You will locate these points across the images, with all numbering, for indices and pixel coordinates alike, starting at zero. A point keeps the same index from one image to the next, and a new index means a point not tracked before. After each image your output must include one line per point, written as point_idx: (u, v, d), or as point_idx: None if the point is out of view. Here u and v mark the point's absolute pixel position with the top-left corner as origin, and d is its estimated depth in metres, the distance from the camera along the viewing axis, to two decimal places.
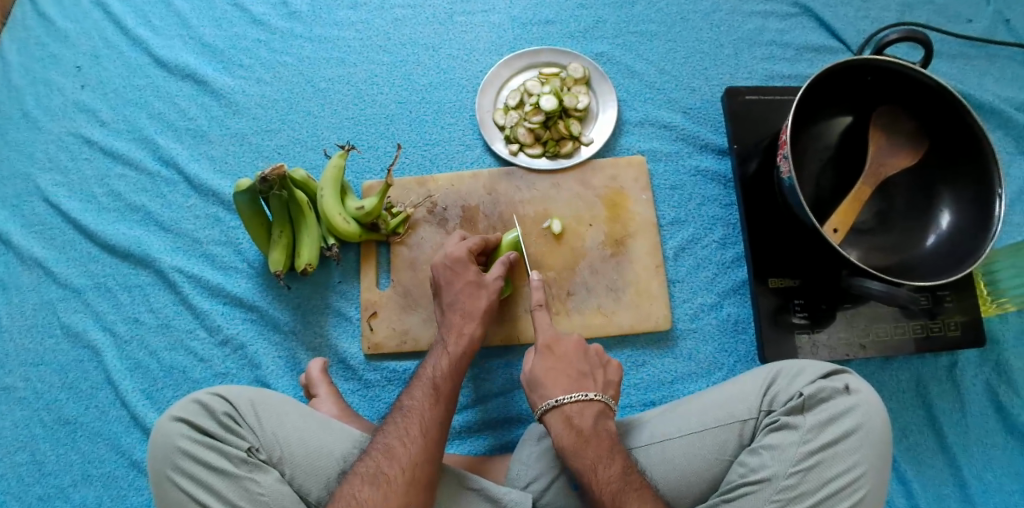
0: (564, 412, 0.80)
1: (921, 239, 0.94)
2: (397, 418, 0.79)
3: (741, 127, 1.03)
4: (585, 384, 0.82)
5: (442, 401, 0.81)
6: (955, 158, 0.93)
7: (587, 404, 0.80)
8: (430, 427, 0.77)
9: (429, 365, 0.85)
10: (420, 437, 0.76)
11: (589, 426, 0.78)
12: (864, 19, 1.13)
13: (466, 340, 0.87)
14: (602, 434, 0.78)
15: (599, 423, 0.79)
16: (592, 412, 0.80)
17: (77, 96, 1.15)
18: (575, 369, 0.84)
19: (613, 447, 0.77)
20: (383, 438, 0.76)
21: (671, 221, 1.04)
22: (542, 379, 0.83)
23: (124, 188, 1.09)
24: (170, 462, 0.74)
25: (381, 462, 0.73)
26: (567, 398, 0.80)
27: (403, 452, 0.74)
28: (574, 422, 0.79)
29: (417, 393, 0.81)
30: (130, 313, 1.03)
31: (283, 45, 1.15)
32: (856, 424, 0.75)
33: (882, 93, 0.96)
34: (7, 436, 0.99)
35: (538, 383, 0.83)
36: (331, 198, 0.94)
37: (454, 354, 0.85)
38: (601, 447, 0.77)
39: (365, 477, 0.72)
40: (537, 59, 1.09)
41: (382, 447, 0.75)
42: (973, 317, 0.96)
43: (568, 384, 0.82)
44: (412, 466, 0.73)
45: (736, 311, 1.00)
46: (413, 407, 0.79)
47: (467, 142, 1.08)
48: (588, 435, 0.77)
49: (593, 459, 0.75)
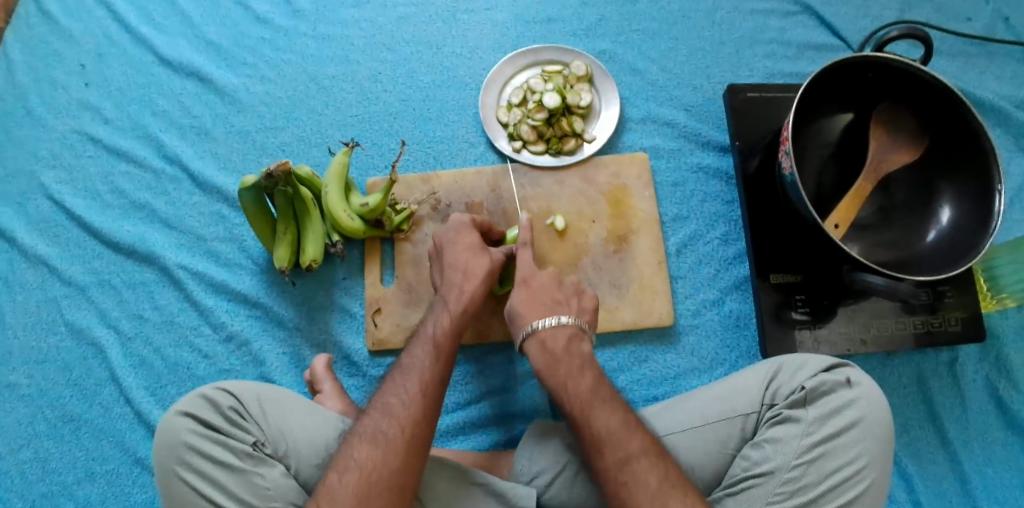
0: (540, 338, 0.79)
1: (921, 235, 0.95)
2: (396, 377, 0.76)
3: (743, 124, 1.04)
4: (561, 308, 0.81)
5: (443, 360, 0.78)
6: (955, 155, 0.94)
7: (561, 328, 0.80)
8: (428, 385, 0.75)
9: (429, 324, 0.82)
10: (418, 396, 0.74)
11: (562, 347, 0.78)
12: (864, 18, 1.14)
13: (468, 297, 0.84)
14: (575, 356, 0.78)
15: (573, 343, 0.79)
16: (565, 336, 0.79)
17: (81, 94, 1.15)
18: (550, 296, 0.83)
19: (583, 366, 0.77)
20: (383, 400, 0.74)
21: (674, 218, 1.04)
22: (519, 308, 0.82)
23: (129, 186, 1.10)
24: (175, 456, 0.74)
25: (380, 422, 0.71)
26: (542, 323, 0.79)
27: (402, 411, 0.72)
28: (548, 346, 0.79)
29: (418, 352, 0.78)
30: (135, 310, 1.03)
31: (287, 44, 1.15)
32: (858, 416, 0.75)
33: (883, 90, 0.96)
34: (11, 433, 0.99)
35: (515, 314, 0.82)
36: (335, 195, 0.94)
37: (456, 313, 0.82)
38: (572, 364, 0.77)
39: (364, 438, 0.70)
40: (540, 57, 1.10)
41: (382, 407, 0.73)
42: (973, 313, 0.96)
43: (544, 310, 0.81)
44: (414, 427, 0.71)
45: (738, 306, 1.00)
46: (413, 365, 0.77)
47: (470, 140, 1.09)
48: (561, 356, 0.78)
49: (564, 376, 0.76)
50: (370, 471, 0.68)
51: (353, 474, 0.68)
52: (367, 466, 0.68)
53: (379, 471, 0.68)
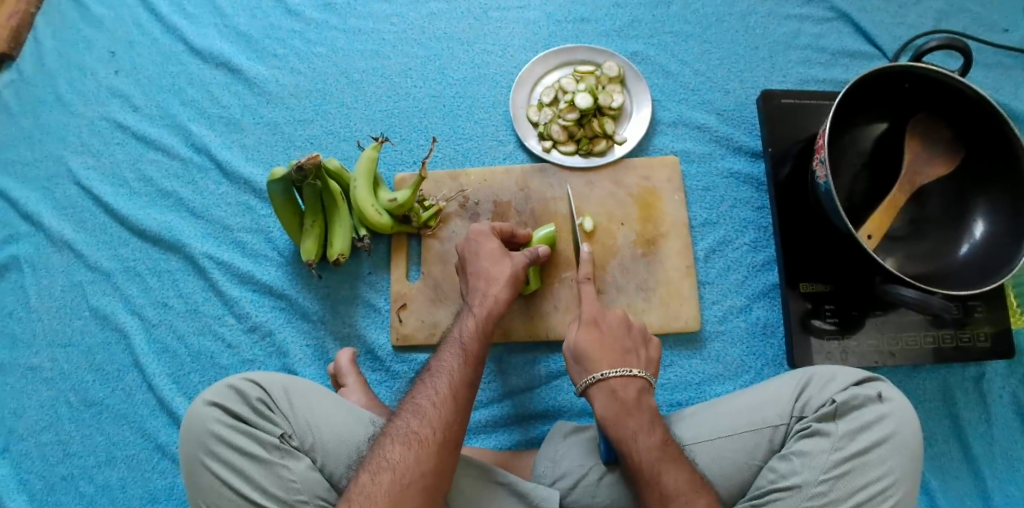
0: (609, 386, 0.77)
1: (954, 248, 0.93)
2: (427, 379, 0.76)
3: (776, 131, 1.03)
4: (630, 360, 0.80)
5: (473, 363, 0.77)
6: (991, 168, 0.92)
7: (631, 379, 0.78)
8: (460, 385, 0.75)
9: (457, 329, 0.82)
10: (450, 396, 0.73)
11: (633, 397, 0.77)
12: (900, 26, 1.13)
13: (493, 301, 0.84)
14: (646, 409, 0.77)
15: (643, 396, 0.78)
16: (636, 387, 0.78)
17: (111, 81, 1.16)
18: (619, 343, 0.82)
19: (654, 421, 0.76)
20: (414, 399, 0.74)
21: (703, 223, 1.04)
22: (588, 352, 0.80)
23: (156, 174, 1.10)
24: (202, 446, 0.73)
25: (412, 422, 0.71)
26: (612, 372, 0.78)
27: (434, 411, 0.72)
28: (619, 394, 0.77)
29: (446, 355, 0.78)
30: (159, 298, 1.03)
31: (318, 36, 1.15)
32: (889, 432, 0.74)
33: (919, 100, 0.95)
34: (33, 415, 1.00)
35: (582, 356, 0.81)
36: (364, 189, 0.94)
37: (481, 317, 0.82)
38: (643, 419, 0.75)
39: (398, 439, 0.70)
40: (573, 57, 1.09)
41: (414, 408, 0.73)
42: (1002, 328, 0.95)
43: (614, 358, 0.80)
44: (446, 426, 0.71)
45: (765, 314, 0.99)
46: (443, 368, 0.77)
47: (500, 138, 1.08)
48: (632, 407, 0.76)
49: (635, 430, 0.74)
50: (404, 474, 0.68)
51: (386, 475, 0.68)
52: (401, 468, 0.68)
53: (412, 472, 0.68)
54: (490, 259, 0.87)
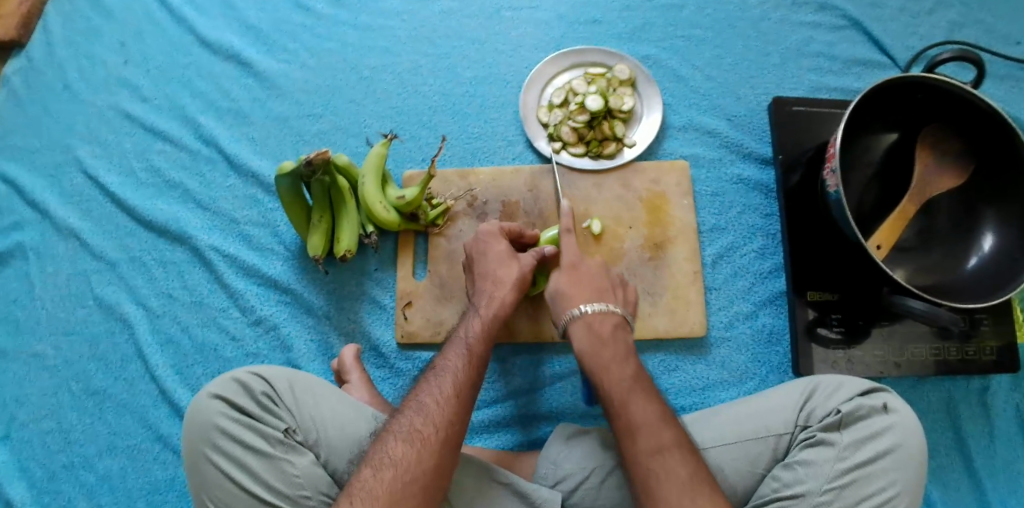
0: (586, 320, 0.80)
1: (962, 261, 0.93)
2: (431, 377, 0.76)
3: (787, 138, 1.02)
4: (607, 297, 0.83)
5: (477, 363, 0.77)
6: (1002, 182, 0.91)
7: (608, 314, 0.81)
8: (463, 386, 0.74)
9: (463, 328, 0.82)
10: (453, 397, 0.73)
11: (608, 332, 0.79)
12: (912, 36, 1.13)
13: (499, 303, 0.83)
14: (621, 343, 0.79)
15: (618, 332, 0.80)
16: (612, 322, 0.80)
17: (120, 70, 1.15)
18: (597, 283, 0.84)
19: (628, 356, 0.78)
20: (417, 397, 0.74)
21: (711, 228, 1.03)
22: (566, 290, 0.83)
23: (163, 164, 1.10)
24: (205, 438, 0.73)
25: (415, 420, 0.71)
26: (590, 307, 0.81)
27: (437, 410, 0.72)
28: (595, 328, 0.79)
29: (451, 354, 0.78)
30: (164, 289, 1.03)
31: (329, 31, 1.15)
32: (894, 443, 0.73)
33: (932, 111, 0.94)
34: (35, 403, 1.00)
35: (562, 296, 0.83)
36: (372, 185, 0.94)
37: (487, 318, 0.82)
38: (617, 351, 0.78)
39: (402, 436, 0.70)
40: (584, 58, 1.09)
41: (417, 405, 0.73)
42: (1009, 342, 0.94)
43: (592, 295, 0.82)
44: (448, 424, 0.71)
45: (771, 321, 0.99)
46: (447, 366, 0.76)
47: (509, 138, 1.08)
48: (607, 340, 0.79)
49: (608, 360, 0.77)
50: (405, 471, 0.67)
51: (388, 471, 0.67)
52: (403, 464, 0.68)
53: (414, 469, 0.68)
54: (497, 261, 0.87)
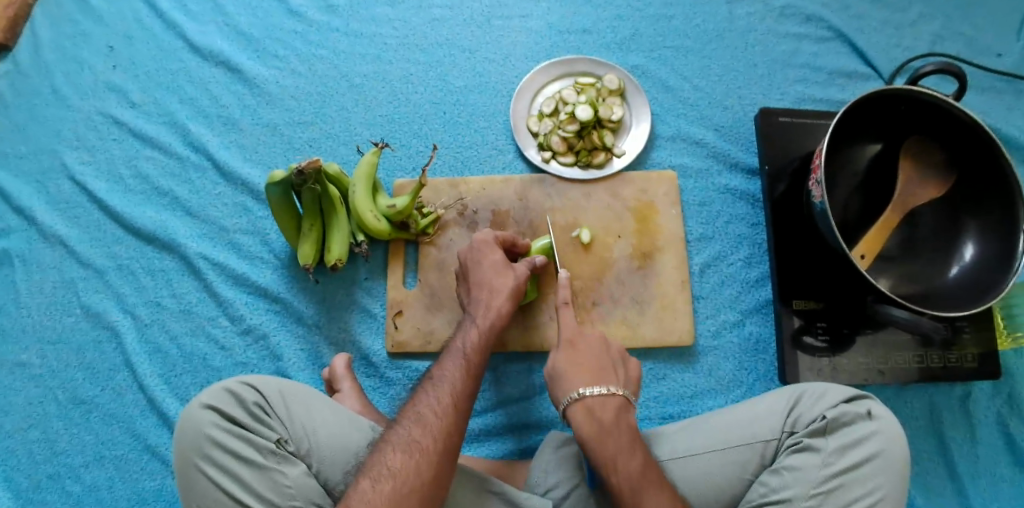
0: (586, 405, 0.78)
1: (945, 269, 0.95)
2: (428, 387, 0.76)
3: (773, 148, 1.04)
4: (607, 377, 0.81)
5: (473, 373, 0.78)
6: (982, 191, 0.94)
7: (609, 397, 0.78)
8: (460, 395, 0.75)
9: (458, 337, 0.82)
10: (451, 406, 0.74)
11: (611, 419, 0.77)
12: (896, 48, 1.15)
13: (495, 313, 0.84)
14: (624, 429, 0.76)
15: (621, 416, 0.78)
16: (615, 405, 0.78)
17: (109, 75, 1.15)
18: (596, 361, 0.82)
19: (632, 443, 0.75)
20: (414, 407, 0.74)
21: (698, 237, 1.05)
22: (563, 373, 0.81)
23: (152, 171, 1.09)
24: (198, 450, 0.73)
25: (412, 430, 0.72)
26: (589, 391, 0.78)
27: (434, 420, 0.72)
28: (596, 414, 0.77)
29: (447, 364, 0.78)
30: (152, 297, 1.03)
31: (319, 38, 1.15)
32: (878, 449, 0.75)
33: (914, 122, 0.97)
34: (21, 412, 0.99)
35: (560, 378, 0.81)
36: (363, 194, 0.94)
37: (483, 327, 0.83)
38: (622, 440, 0.75)
39: (398, 446, 0.70)
40: (574, 68, 1.10)
41: (414, 415, 0.73)
42: (989, 350, 0.96)
43: (591, 377, 0.80)
44: (446, 433, 0.71)
45: (758, 330, 1.00)
46: (443, 376, 0.77)
47: (499, 147, 1.09)
48: (610, 427, 0.76)
49: (615, 453, 0.74)
50: (403, 481, 0.68)
51: (386, 481, 0.68)
52: (400, 474, 0.68)
53: (412, 480, 0.68)
54: (491, 270, 0.88)
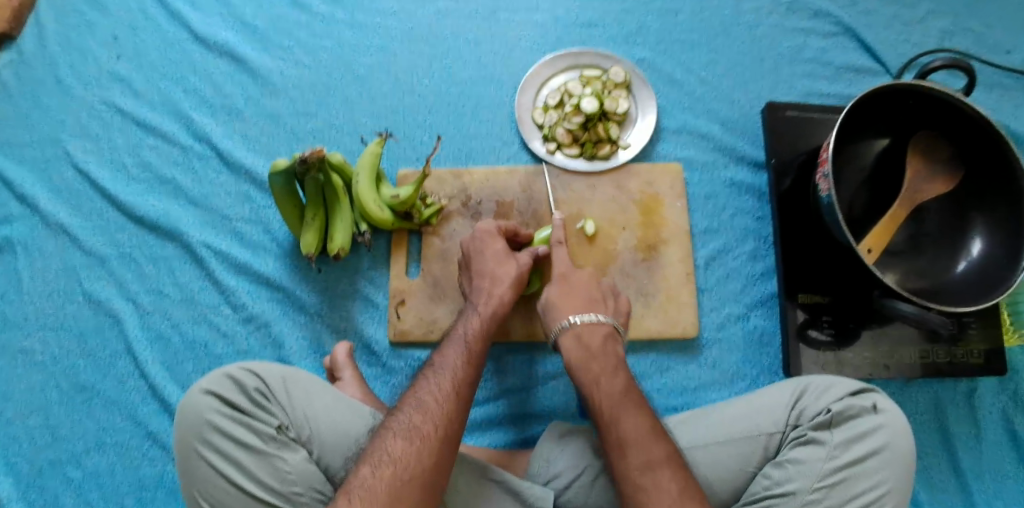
0: (575, 331, 0.81)
1: (952, 265, 0.94)
2: (429, 374, 0.75)
3: (779, 142, 1.03)
4: (597, 307, 0.84)
5: (475, 361, 0.77)
6: (989, 186, 0.93)
7: (597, 324, 0.82)
8: (462, 383, 0.74)
9: (461, 325, 0.82)
10: (453, 394, 0.73)
11: (598, 344, 0.80)
12: (904, 44, 1.14)
13: (497, 301, 0.84)
14: (610, 355, 0.80)
15: (608, 343, 0.81)
16: (602, 332, 0.82)
17: (113, 65, 1.15)
18: (587, 293, 0.86)
19: (616, 367, 0.78)
20: (416, 394, 0.73)
21: (703, 230, 1.04)
22: (555, 301, 0.85)
23: (156, 160, 1.09)
24: (199, 435, 0.72)
25: (413, 417, 0.71)
26: (580, 318, 0.82)
27: (436, 406, 0.72)
28: (584, 340, 0.81)
29: (450, 350, 0.78)
30: (155, 285, 1.02)
31: (324, 29, 1.15)
32: (884, 442, 0.74)
33: (922, 117, 0.96)
34: (21, 399, 0.99)
35: (551, 306, 0.85)
36: (366, 183, 0.93)
37: (486, 316, 0.82)
38: (606, 363, 0.78)
39: (399, 433, 0.70)
40: (580, 60, 1.10)
41: (416, 402, 0.72)
42: (996, 346, 0.95)
43: (580, 305, 0.84)
44: (447, 420, 0.71)
45: (762, 323, 1.00)
46: (446, 363, 0.76)
47: (504, 138, 1.08)
48: (597, 353, 0.79)
49: (597, 375, 0.77)
50: (403, 468, 0.67)
51: (387, 468, 0.67)
52: (401, 460, 0.67)
53: (413, 467, 0.67)
54: (495, 259, 0.87)
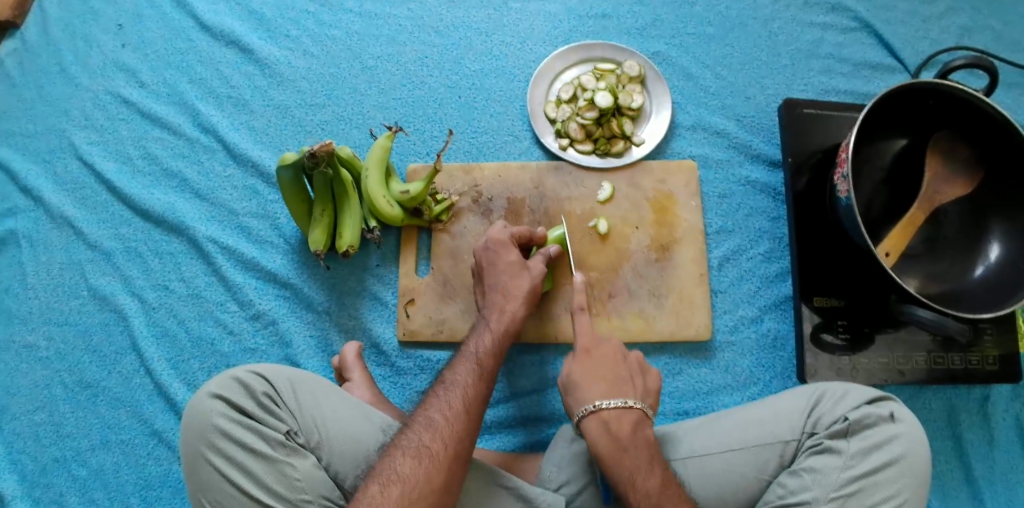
0: (603, 417, 0.75)
1: (970, 269, 0.92)
2: (440, 391, 0.74)
3: (796, 139, 1.01)
4: (624, 389, 0.78)
5: (487, 378, 0.76)
6: (1010, 189, 0.91)
7: (626, 410, 0.76)
8: (472, 401, 0.73)
9: (471, 341, 0.81)
10: (463, 413, 0.72)
11: (627, 433, 0.74)
12: (923, 40, 1.11)
13: (509, 317, 0.83)
14: (642, 444, 0.74)
15: (638, 430, 0.75)
16: (631, 419, 0.76)
17: (117, 54, 1.12)
18: (613, 371, 0.80)
19: (651, 461, 0.73)
20: (426, 412, 0.72)
21: (718, 230, 1.02)
22: (578, 381, 0.79)
23: (160, 152, 1.07)
24: (206, 440, 0.71)
25: (424, 436, 0.70)
26: (608, 403, 0.76)
27: (445, 426, 0.70)
28: (612, 428, 0.75)
29: (458, 368, 0.77)
30: (161, 281, 1.01)
31: (332, 18, 1.12)
32: (901, 452, 0.73)
33: (942, 117, 0.93)
34: (27, 394, 0.98)
35: (573, 386, 0.79)
36: (376, 180, 0.92)
37: (497, 332, 0.81)
38: (639, 457, 0.73)
39: (409, 452, 0.69)
40: (593, 54, 1.07)
41: (425, 421, 0.71)
42: (1010, 352, 0.94)
43: (609, 389, 0.78)
44: (457, 439, 0.70)
45: (776, 326, 0.98)
46: (457, 381, 0.75)
47: (516, 133, 1.06)
48: (627, 443, 0.74)
49: (631, 470, 0.72)
50: (412, 487, 0.66)
51: (396, 487, 0.66)
52: (410, 480, 0.67)
53: (421, 487, 0.66)
54: (508, 272, 0.86)
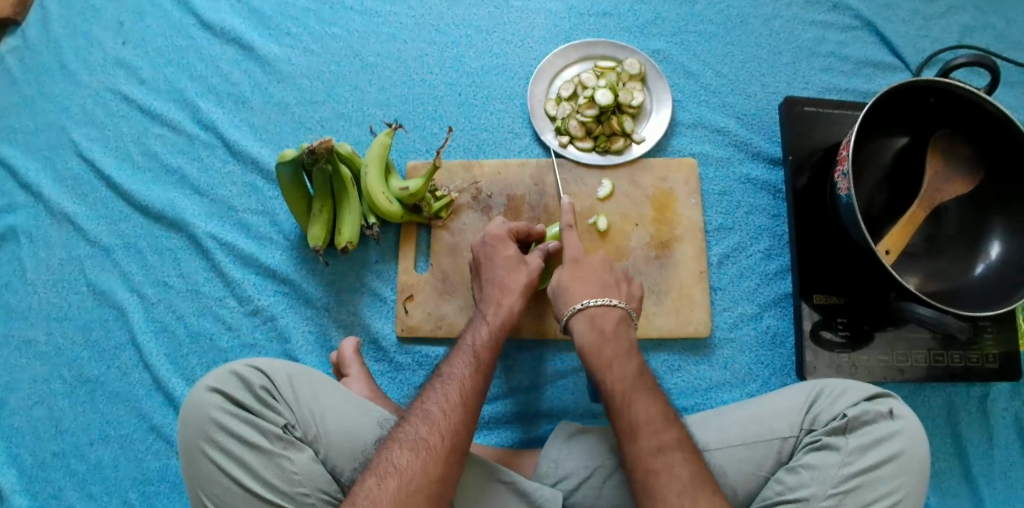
0: (590, 314, 0.80)
1: (970, 268, 0.92)
2: (437, 384, 0.74)
3: (796, 137, 1.01)
4: (611, 291, 0.83)
5: (484, 371, 0.76)
6: (1010, 188, 0.91)
7: (611, 309, 0.81)
8: (470, 394, 0.73)
9: (468, 335, 0.81)
10: (460, 405, 0.72)
11: (610, 328, 0.79)
12: (924, 39, 1.11)
13: (506, 311, 0.83)
14: (623, 339, 0.79)
15: (620, 328, 0.80)
16: (614, 317, 0.80)
17: (118, 51, 1.12)
18: (599, 277, 0.84)
19: (630, 354, 0.78)
20: (423, 405, 0.72)
21: (718, 227, 1.02)
22: (566, 285, 0.83)
23: (160, 149, 1.07)
24: (203, 434, 0.71)
25: (421, 429, 0.70)
26: (594, 300, 0.81)
27: (442, 419, 0.70)
28: (597, 322, 0.80)
29: (456, 361, 0.76)
30: (160, 277, 1.01)
31: (333, 16, 1.12)
32: (900, 448, 0.72)
33: (943, 115, 0.93)
34: (25, 389, 0.98)
35: (561, 291, 0.83)
36: (375, 176, 0.92)
37: (495, 325, 0.81)
38: (619, 348, 0.78)
39: (406, 444, 0.69)
40: (593, 51, 1.07)
41: (422, 414, 0.71)
42: (1010, 350, 0.94)
43: (595, 291, 0.82)
44: (454, 432, 0.70)
45: (775, 323, 0.98)
46: (454, 374, 0.75)
47: (516, 131, 1.06)
48: (609, 336, 0.79)
49: (610, 360, 0.77)
50: (409, 478, 0.66)
51: (393, 480, 0.66)
52: (407, 472, 0.66)
53: (418, 480, 0.66)
54: (506, 267, 0.86)
